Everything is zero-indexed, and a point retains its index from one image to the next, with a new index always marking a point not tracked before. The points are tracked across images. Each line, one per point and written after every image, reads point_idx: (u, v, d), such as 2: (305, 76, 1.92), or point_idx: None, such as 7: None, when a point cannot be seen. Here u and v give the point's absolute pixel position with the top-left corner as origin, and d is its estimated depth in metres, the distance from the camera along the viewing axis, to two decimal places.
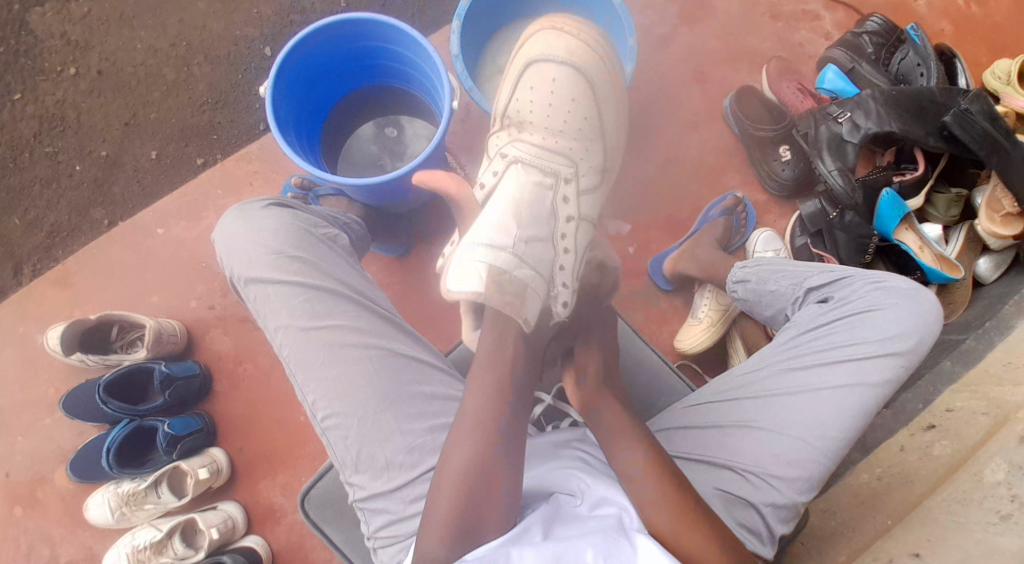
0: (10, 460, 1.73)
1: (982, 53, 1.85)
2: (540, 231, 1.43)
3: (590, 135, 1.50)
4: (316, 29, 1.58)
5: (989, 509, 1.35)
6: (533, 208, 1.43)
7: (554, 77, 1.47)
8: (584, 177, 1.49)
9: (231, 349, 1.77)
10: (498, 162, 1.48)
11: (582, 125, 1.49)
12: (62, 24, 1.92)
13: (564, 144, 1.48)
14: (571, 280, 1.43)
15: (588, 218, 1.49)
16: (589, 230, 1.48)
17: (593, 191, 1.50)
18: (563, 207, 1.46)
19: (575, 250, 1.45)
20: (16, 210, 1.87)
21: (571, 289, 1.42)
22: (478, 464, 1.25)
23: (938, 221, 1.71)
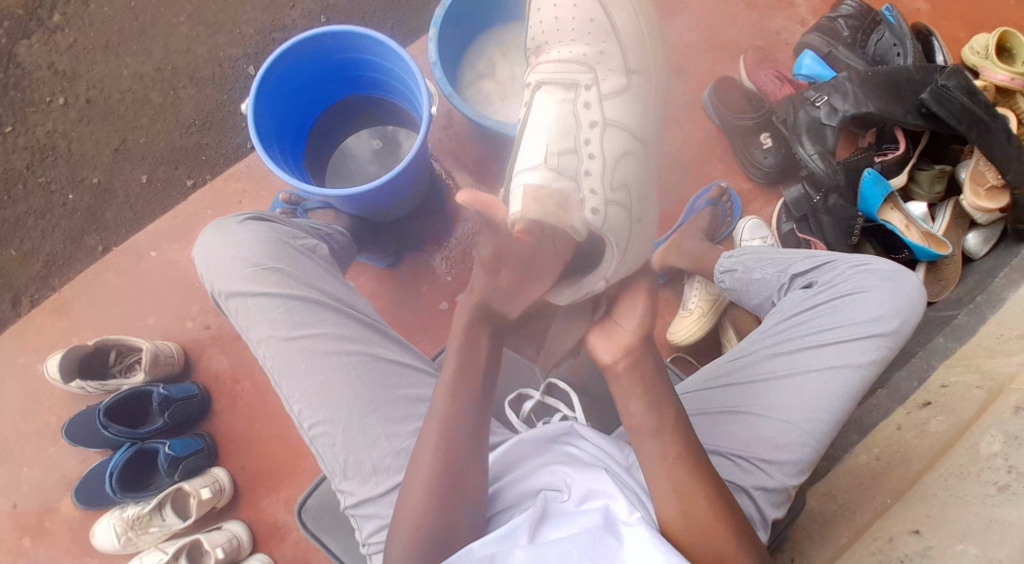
0: (15, 490, 1.75)
1: (960, 29, 1.85)
2: (574, 144, 1.40)
3: (603, 35, 1.47)
4: (297, 43, 1.59)
5: (987, 481, 1.34)
6: (570, 123, 1.42)
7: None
8: (608, 82, 1.45)
9: (228, 368, 1.79)
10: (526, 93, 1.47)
11: (594, 26, 1.47)
12: (49, 55, 1.94)
13: (582, 53, 1.46)
14: (603, 190, 1.39)
15: (619, 124, 1.43)
16: (618, 136, 1.43)
17: (623, 95, 1.45)
18: (587, 114, 1.43)
19: (601, 156, 1.40)
20: (12, 242, 1.89)
21: (603, 200, 1.38)
22: (450, 472, 1.24)
23: (922, 199, 1.70)
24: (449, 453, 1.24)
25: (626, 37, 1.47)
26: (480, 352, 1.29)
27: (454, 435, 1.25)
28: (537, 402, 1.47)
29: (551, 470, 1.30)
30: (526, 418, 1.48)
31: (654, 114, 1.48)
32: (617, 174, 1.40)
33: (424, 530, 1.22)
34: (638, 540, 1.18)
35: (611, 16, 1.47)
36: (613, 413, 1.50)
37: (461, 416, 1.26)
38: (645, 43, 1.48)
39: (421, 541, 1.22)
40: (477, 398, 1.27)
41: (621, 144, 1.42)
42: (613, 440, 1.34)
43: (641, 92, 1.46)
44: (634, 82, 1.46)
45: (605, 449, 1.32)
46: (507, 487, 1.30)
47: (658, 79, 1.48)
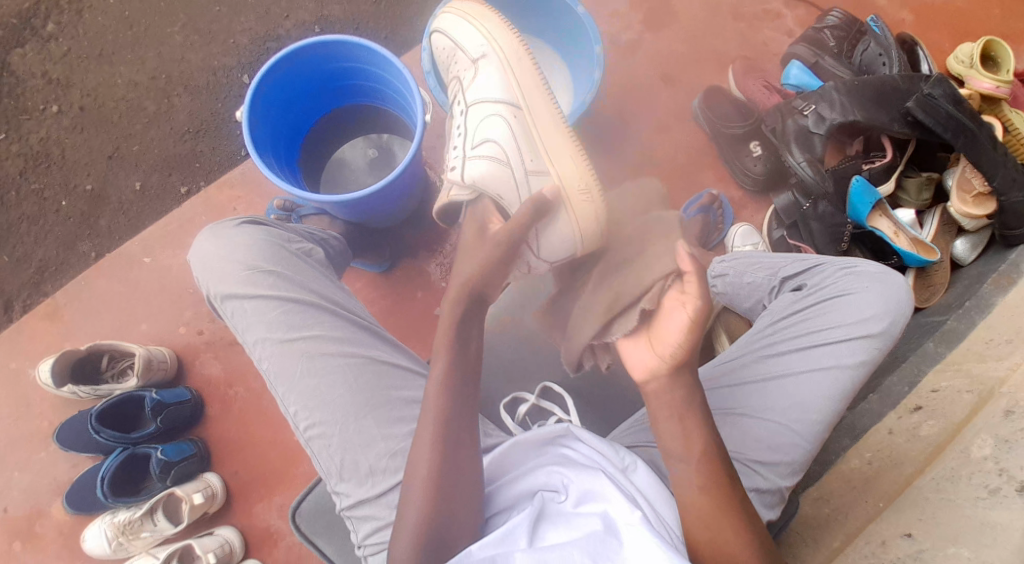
0: (6, 495, 1.74)
1: (945, 39, 1.88)
2: (454, 136, 1.47)
3: (450, 46, 1.49)
4: (290, 52, 1.60)
5: (978, 485, 1.36)
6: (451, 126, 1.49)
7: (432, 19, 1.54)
8: (466, 75, 1.47)
9: (221, 373, 1.79)
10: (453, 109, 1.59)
11: (444, 45, 1.50)
12: (43, 64, 1.94)
13: (449, 61, 1.51)
14: (466, 154, 1.43)
15: (479, 100, 1.44)
16: (478, 110, 1.44)
17: (478, 78, 1.44)
18: (458, 108, 1.48)
19: (467, 135, 1.45)
20: (5, 248, 1.89)
21: (463, 160, 1.43)
22: (450, 471, 1.24)
23: (910, 206, 1.73)
24: (445, 451, 1.25)
25: (468, 33, 1.46)
26: (472, 353, 1.30)
27: (450, 433, 1.25)
28: (532, 405, 1.48)
29: (548, 470, 1.30)
30: (521, 421, 1.48)
31: (523, 76, 1.43)
32: (479, 135, 1.43)
33: (424, 529, 1.22)
34: (641, 542, 1.18)
35: (449, 23, 1.49)
36: (607, 416, 1.50)
37: (458, 415, 1.26)
38: (487, 24, 1.45)
39: (419, 541, 1.22)
40: (470, 396, 1.28)
41: (484, 112, 1.43)
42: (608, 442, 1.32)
43: (494, 64, 1.43)
44: (485, 62, 1.44)
45: (600, 451, 1.31)
46: (505, 488, 1.31)
47: (514, 49, 1.43)
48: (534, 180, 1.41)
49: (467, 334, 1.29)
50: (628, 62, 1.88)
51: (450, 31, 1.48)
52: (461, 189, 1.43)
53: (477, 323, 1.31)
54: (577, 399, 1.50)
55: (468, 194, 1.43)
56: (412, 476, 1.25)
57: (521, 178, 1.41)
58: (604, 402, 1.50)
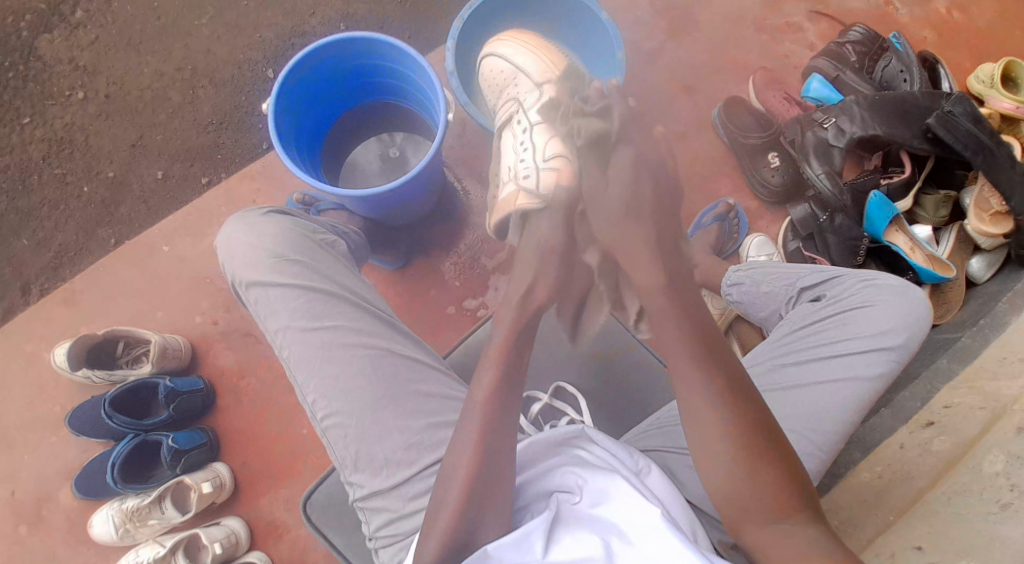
0: (15, 478, 1.75)
1: (966, 58, 1.89)
2: (518, 151, 1.44)
3: (517, 77, 1.55)
4: (320, 47, 1.62)
5: (990, 501, 1.38)
6: (510, 145, 1.47)
7: (495, 54, 1.60)
8: (526, 94, 1.52)
9: (233, 364, 1.80)
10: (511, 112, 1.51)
11: (506, 74, 1.58)
12: (70, 51, 1.95)
13: (514, 91, 1.55)
14: (538, 165, 1.41)
15: (544, 119, 1.45)
16: (548, 130, 1.43)
17: (541, 96, 1.49)
18: (521, 128, 1.47)
19: (537, 154, 1.42)
20: (24, 232, 1.90)
21: (536, 170, 1.40)
22: (479, 473, 1.25)
23: (927, 223, 1.74)
24: (484, 453, 1.26)
25: (525, 59, 1.56)
26: (517, 370, 1.33)
27: (491, 439, 1.27)
28: (546, 404, 1.49)
29: (564, 472, 1.30)
30: (533, 420, 1.49)
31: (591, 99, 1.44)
32: (551, 149, 1.40)
33: (453, 528, 1.23)
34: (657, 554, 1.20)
35: (516, 60, 1.56)
36: (619, 418, 1.50)
37: (500, 423, 1.28)
38: (553, 61, 1.55)
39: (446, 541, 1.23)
40: (514, 407, 1.30)
41: (550, 130, 1.42)
42: (623, 445, 1.34)
43: (566, 92, 1.47)
44: (547, 85, 1.51)
45: (615, 454, 1.32)
46: (526, 485, 1.32)
47: (573, 71, 1.51)
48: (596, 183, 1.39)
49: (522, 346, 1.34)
50: (650, 69, 1.89)
51: (508, 57, 1.57)
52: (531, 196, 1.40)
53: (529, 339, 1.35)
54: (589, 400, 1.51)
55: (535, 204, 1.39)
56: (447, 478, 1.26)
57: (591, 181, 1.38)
58: (616, 405, 1.50)
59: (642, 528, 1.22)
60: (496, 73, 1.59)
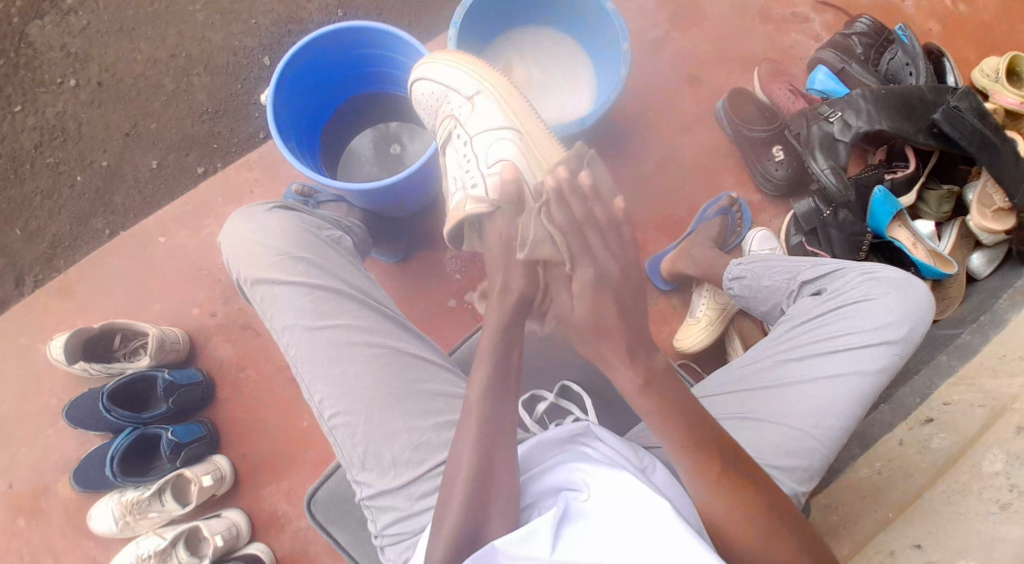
0: (12, 471, 1.73)
1: (971, 51, 1.88)
2: (461, 165, 1.47)
3: (444, 94, 1.51)
4: (321, 36, 1.59)
5: (989, 499, 1.37)
6: (455, 162, 1.49)
7: (429, 80, 1.52)
8: (461, 112, 1.49)
9: (233, 356, 1.78)
10: (447, 124, 1.50)
11: (436, 94, 1.52)
12: (61, 37, 1.92)
13: (444, 107, 1.51)
14: (482, 173, 1.44)
15: (483, 131, 1.46)
16: (484, 138, 1.46)
17: (477, 112, 1.47)
18: (460, 142, 1.48)
19: (475, 157, 1.46)
20: (17, 222, 1.87)
21: (482, 178, 1.43)
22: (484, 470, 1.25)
23: (930, 218, 1.73)
24: (482, 444, 1.26)
25: (455, 74, 1.50)
26: (511, 365, 1.31)
27: (491, 432, 1.27)
28: (550, 404, 1.47)
29: (569, 467, 1.29)
30: (538, 419, 1.48)
31: (518, 106, 1.47)
32: (493, 156, 1.44)
33: (462, 522, 1.23)
34: (671, 549, 1.17)
35: (448, 78, 1.50)
36: (622, 414, 1.50)
37: (495, 412, 1.28)
38: (476, 68, 1.50)
39: (453, 538, 1.22)
40: (512, 405, 1.29)
41: (493, 138, 1.45)
42: (627, 443, 1.34)
43: (491, 100, 1.47)
44: (480, 98, 1.48)
45: (617, 451, 1.31)
46: (528, 483, 1.31)
47: (504, 85, 1.49)
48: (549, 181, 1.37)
49: (508, 345, 1.31)
50: (653, 60, 1.87)
51: (438, 75, 1.51)
52: (479, 202, 1.38)
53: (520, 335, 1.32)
54: (594, 396, 1.50)
55: (483, 208, 1.37)
56: (455, 472, 1.26)
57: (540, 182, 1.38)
58: (620, 400, 1.50)
59: (646, 526, 1.20)
60: (429, 97, 1.53)
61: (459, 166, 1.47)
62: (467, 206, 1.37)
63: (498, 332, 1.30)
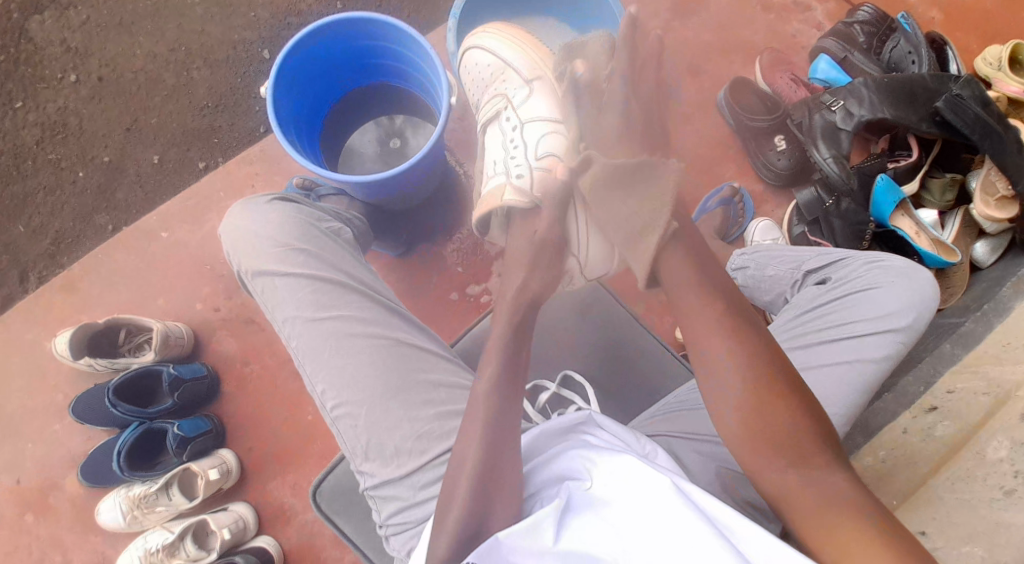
0: (19, 467, 1.74)
1: (973, 39, 1.88)
2: (506, 148, 1.50)
3: (502, 71, 1.54)
4: (321, 26, 1.58)
5: (993, 485, 1.39)
6: (500, 141, 1.51)
7: (485, 56, 1.57)
8: (517, 93, 1.51)
9: (237, 350, 1.79)
10: (496, 101, 1.53)
11: (492, 68, 1.56)
12: (61, 32, 1.92)
13: (499, 84, 1.54)
14: (529, 163, 1.45)
15: (533, 118, 1.48)
16: (536, 122, 1.48)
17: (532, 97, 1.49)
18: (508, 123, 1.51)
19: (522, 143, 1.47)
20: (20, 218, 1.88)
21: (528, 170, 1.45)
22: (488, 458, 1.26)
23: (933, 207, 1.73)
24: (486, 439, 1.27)
25: (518, 56, 1.53)
26: (519, 367, 1.33)
27: (500, 430, 1.28)
28: (553, 393, 1.47)
29: (572, 455, 1.29)
30: (542, 410, 1.48)
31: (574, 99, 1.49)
32: (540, 148, 1.45)
33: (462, 510, 1.23)
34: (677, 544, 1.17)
35: (507, 56, 1.54)
36: (626, 405, 1.50)
37: (499, 405, 1.29)
38: (540, 53, 1.53)
39: (455, 523, 1.22)
40: (516, 401, 1.31)
41: (540, 128, 1.47)
42: (631, 430, 1.34)
43: (548, 88, 1.49)
44: (539, 84, 1.50)
45: (622, 438, 1.32)
46: (532, 474, 1.32)
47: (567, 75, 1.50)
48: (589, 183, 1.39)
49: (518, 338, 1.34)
50: None
51: (497, 51, 1.55)
52: (519, 195, 1.42)
53: (528, 336, 1.36)
54: (598, 388, 1.50)
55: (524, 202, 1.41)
56: (461, 459, 1.27)
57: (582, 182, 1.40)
58: (624, 391, 1.50)
59: (651, 521, 1.20)
60: (485, 71, 1.57)
61: (505, 148, 1.50)
62: (506, 196, 1.41)
63: (506, 331, 1.34)
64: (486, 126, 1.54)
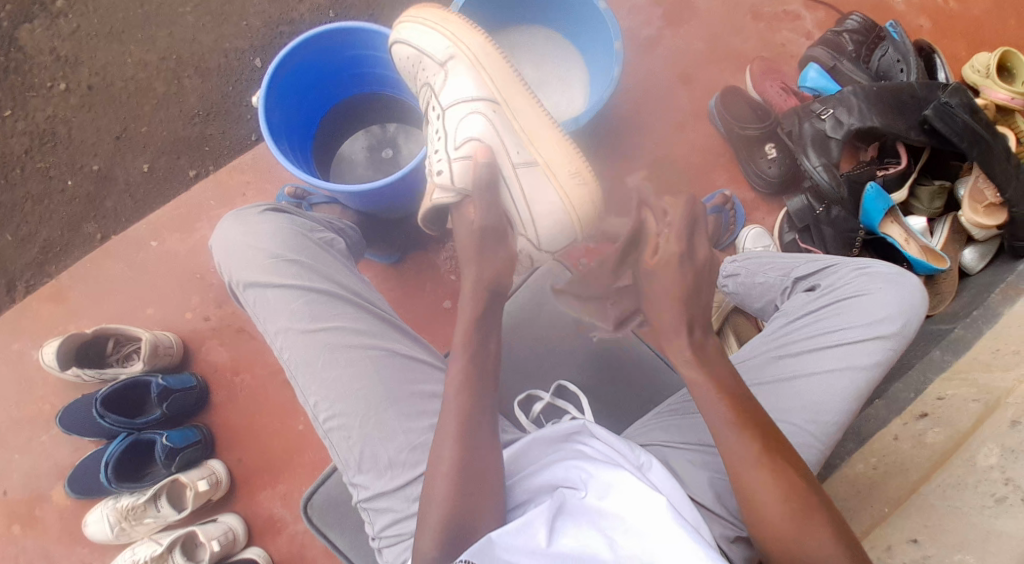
0: (6, 478, 1.72)
1: (961, 48, 1.89)
2: (433, 141, 1.44)
3: (420, 57, 1.46)
4: (311, 38, 1.58)
5: (984, 493, 1.36)
6: (431, 133, 1.46)
7: (405, 47, 1.48)
8: (436, 80, 1.45)
9: (227, 359, 1.78)
10: (426, 90, 1.47)
11: (412, 57, 1.48)
12: (51, 40, 1.91)
13: (422, 72, 1.47)
14: (449, 156, 1.39)
15: (454, 102, 1.42)
16: (456, 107, 1.42)
17: (450, 78, 1.43)
18: (433, 112, 1.45)
19: (444, 132, 1.42)
20: (8, 226, 1.86)
21: (448, 163, 1.39)
22: (466, 467, 1.24)
23: (922, 214, 1.75)
24: (468, 445, 1.26)
25: (429, 37, 1.44)
26: (489, 360, 1.30)
27: (473, 428, 1.27)
28: (546, 403, 1.47)
29: (565, 464, 1.29)
30: (535, 419, 1.48)
31: (494, 72, 1.42)
32: (461, 136, 1.40)
33: (450, 519, 1.23)
34: (673, 548, 1.17)
35: (423, 40, 1.45)
36: (623, 413, 1.49)
37: (478, 417, 1.27)
38: (452, 27, 1.44)
39: (445, 534, 1.22)
40: (489, 402, 1.29)
41: (462, 113, 1.41)
42: (624, 440, 1.31)
43: (464, 64, 1.42)
44: (454, 63, 1.43)
45: (614, 448, 1.30)
46: (522, 482, 1.31)
47: (480, 45, 1.43)
48: (523, 171, 1.39)
49: (486, 337, 1.30)
50: (646, 59, 1.87)
51: (412, 38, 1.46)
52: (445, 192, 1.39)
53: (493, 334, 1.32)
54: (591, 395, 1.50)
55: (450, 198, 1.39)
56: (434, 469, 1.25)
57: (510, 172, 1.39)
58: (617, 399, 1.50)
59: (646, 530, 1.19)
60: (408, 59, 1.49)
61: (431, 137, 1.45)
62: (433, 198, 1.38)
63: (467, 332, 1.30)
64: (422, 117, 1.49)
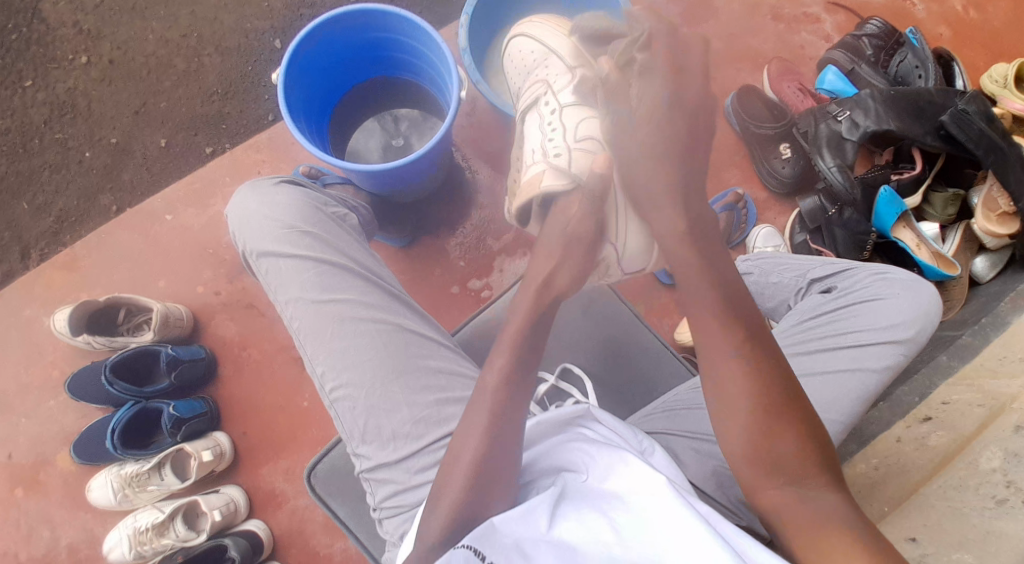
0: (12, 441, 1.74)
1: (980, 58, 1.89)
2: (545, 132, 1.41)
3: (549, 55, 1.47)
4: (332, 18, 1.59)
5: (985, 495, 1.35)
6: (536, 127, 1.43)
7: (533, 44, 1.50)
8: (558, 78, 1.43)
9: (235, 334, 1.79)
10: (537, 86, 1.45)
11: (536, 54, 1.50)
12: (75, 14, 1.93)
13: (547, 68, 1.46)
14: (569, 144, 1.38)
15: (577, 103, 1.40)
16: (576, 110, 1.40)
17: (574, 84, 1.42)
18: (547, 107, 1.43)
19: (563, 129, 1.39)
20: (25, 195, 1.89)
21: (567, 149, 1.37)
22: (479, 458, 1.25)
23: (934, 220, 1.75)
24: (490, 439, 1.26)
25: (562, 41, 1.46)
26: (523, 366, 1.31)
27: (495, 418, 1.27)
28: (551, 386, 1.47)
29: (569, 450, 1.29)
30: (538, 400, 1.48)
31: None
32: (584, 131, 1.38)
33: (458, 507, 1.23)
34: (681, 536, 1.15)
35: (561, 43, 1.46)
36: (631, 398, 1.50)
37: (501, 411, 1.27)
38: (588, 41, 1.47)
39: (452, 519, 1.22)
40: (523, 392, 1.30)
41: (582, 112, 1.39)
42: (626, 425, 1.32)
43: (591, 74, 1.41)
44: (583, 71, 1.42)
45: (619, 433, 1.30)
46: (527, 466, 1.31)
47: None
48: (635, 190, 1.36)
49: (531, 342, 1.32)
50: None
51: (542, 37, 1.49)
52: (559, 177, 1.36)
53: (532, 333, 1.34)
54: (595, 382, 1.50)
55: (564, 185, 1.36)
56: (453, 466, 1.26)
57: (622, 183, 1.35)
58: (623, 387, 1.50)
59: (650, 516, 1.18)
60: (530, 54, 1.50)
61: (541, 130, 1.42)
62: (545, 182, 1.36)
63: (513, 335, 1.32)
64: (522, 114, 1.47)
